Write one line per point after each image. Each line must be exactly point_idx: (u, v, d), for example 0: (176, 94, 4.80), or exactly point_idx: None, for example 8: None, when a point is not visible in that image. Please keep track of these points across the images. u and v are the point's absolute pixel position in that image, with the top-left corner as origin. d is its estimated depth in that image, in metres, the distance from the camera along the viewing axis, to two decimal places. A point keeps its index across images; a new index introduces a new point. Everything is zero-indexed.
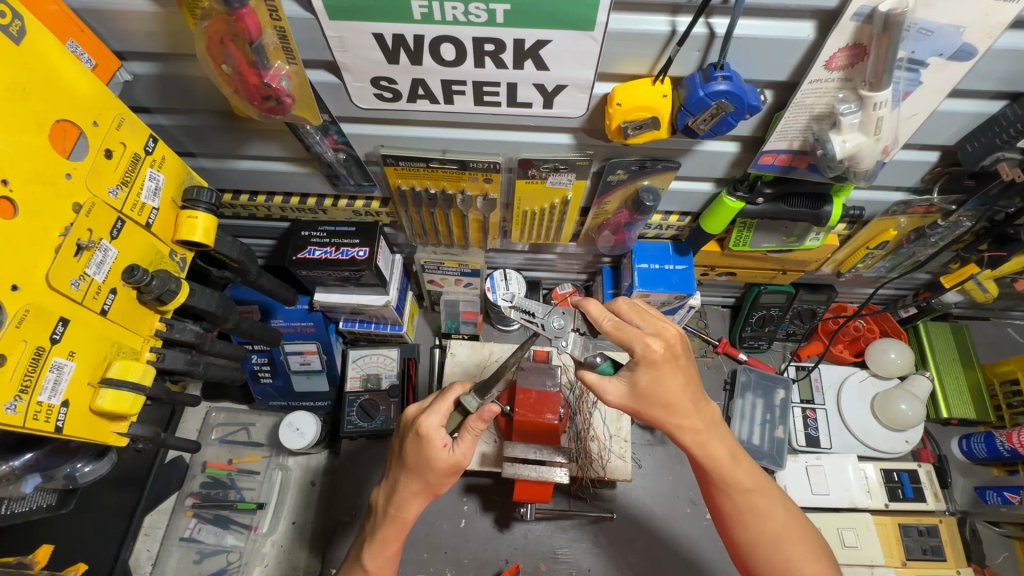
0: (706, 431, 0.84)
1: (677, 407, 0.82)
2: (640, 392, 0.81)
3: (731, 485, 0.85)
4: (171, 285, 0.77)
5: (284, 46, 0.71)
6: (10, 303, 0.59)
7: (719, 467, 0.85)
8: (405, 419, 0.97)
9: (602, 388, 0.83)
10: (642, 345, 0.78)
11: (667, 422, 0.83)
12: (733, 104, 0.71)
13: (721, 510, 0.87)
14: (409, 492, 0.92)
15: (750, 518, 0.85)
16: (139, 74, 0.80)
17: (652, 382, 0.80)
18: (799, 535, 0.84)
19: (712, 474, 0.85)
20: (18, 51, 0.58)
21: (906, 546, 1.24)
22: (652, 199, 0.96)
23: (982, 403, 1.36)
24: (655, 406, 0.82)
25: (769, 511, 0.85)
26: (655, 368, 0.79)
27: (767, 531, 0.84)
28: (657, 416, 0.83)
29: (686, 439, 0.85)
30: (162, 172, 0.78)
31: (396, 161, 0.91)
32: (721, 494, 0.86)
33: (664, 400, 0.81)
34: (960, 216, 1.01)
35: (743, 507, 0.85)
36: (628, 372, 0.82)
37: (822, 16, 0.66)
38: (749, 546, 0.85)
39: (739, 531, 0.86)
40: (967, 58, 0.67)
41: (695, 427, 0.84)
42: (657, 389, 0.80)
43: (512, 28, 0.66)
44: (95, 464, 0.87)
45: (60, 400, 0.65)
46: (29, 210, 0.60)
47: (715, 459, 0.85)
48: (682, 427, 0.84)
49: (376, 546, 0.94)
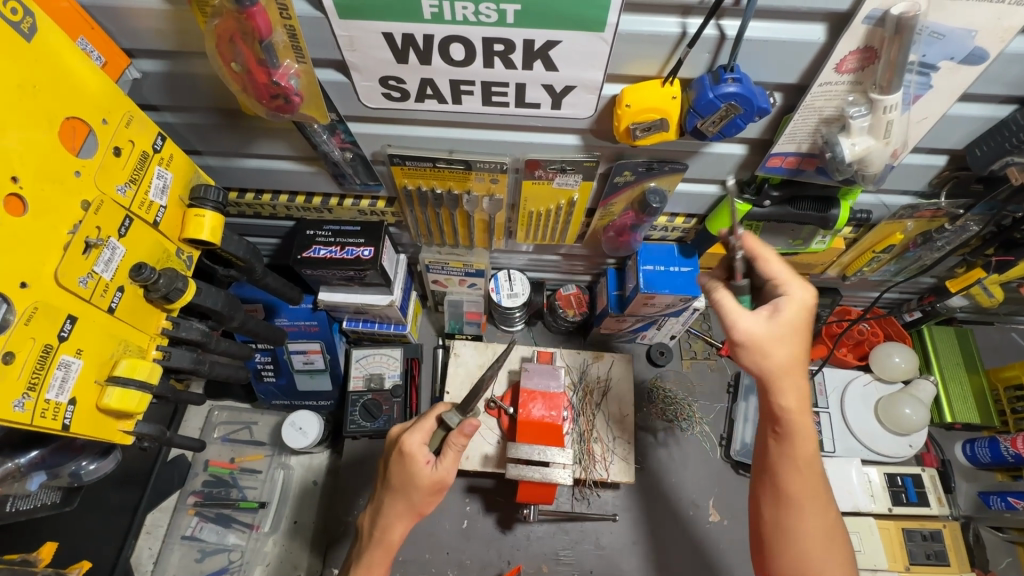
0: (798, 411, 0.82)
1: (797, 360, 0.80)
2: (778, 329, 0.79)
3: (804, 469, 0.83)
4: (178, 283, 0.77)
5: (294, 45, 0.70)
6: (19, 300, 0.59)
7: (804, 446, 0.82)
8: (390, 439, 0.98)
9: (737, 316, 0.80)
10: (797, 287, 0.80)
11: (778, 376, 0.80)
12: (743, 106, 0.70)
13: (780, 489, 0.84)
14: (395, 513, 0.91)
15: (809, 508, 0.82)
16: (147, 72, 0.80)
17: (792, 320, 0.79)
18: (842, 546, 0.82)
19: (792, 449, 0.82)
20: (28, 48, 0.58)
21: (910, 551, 1.23)
22: (659, 200, 0.95)
23: (986, 408, 1.36)
24: (782, 347, 0.79)
25: (826, 511, 0.83)
26: (799, 308, 0.80)
27: (818, 528, 0.82)
28: (770, 365, 0.80)
29: (789, 401, 0.81)
30: (169, 170, 0.78)
31: (403, 161, 0.91)
32: (789, 471, 0.83)
33: (789, 345, 0.79)
34: (967, 220, 1.01)
35: (808, 496, 0.83)
36: (769, 308, 0.80)
37: (833, 19, 0.65)
38: (793, 533, 0.82)
39: (789, 515, 0.83)
40: (978, 62, 0.67)
41: (800, 392, 0.82)
42: (789, 333, 0.79)
43: (522, 28, 0.66)
44: (100, 462, 0.87)
45: (67, 398, 0.65)
46: (38, 207, 0.60)
47: (800, 436, 0.82)
48: (787, 387, 0.81)
49: (360, 574, 0.92)
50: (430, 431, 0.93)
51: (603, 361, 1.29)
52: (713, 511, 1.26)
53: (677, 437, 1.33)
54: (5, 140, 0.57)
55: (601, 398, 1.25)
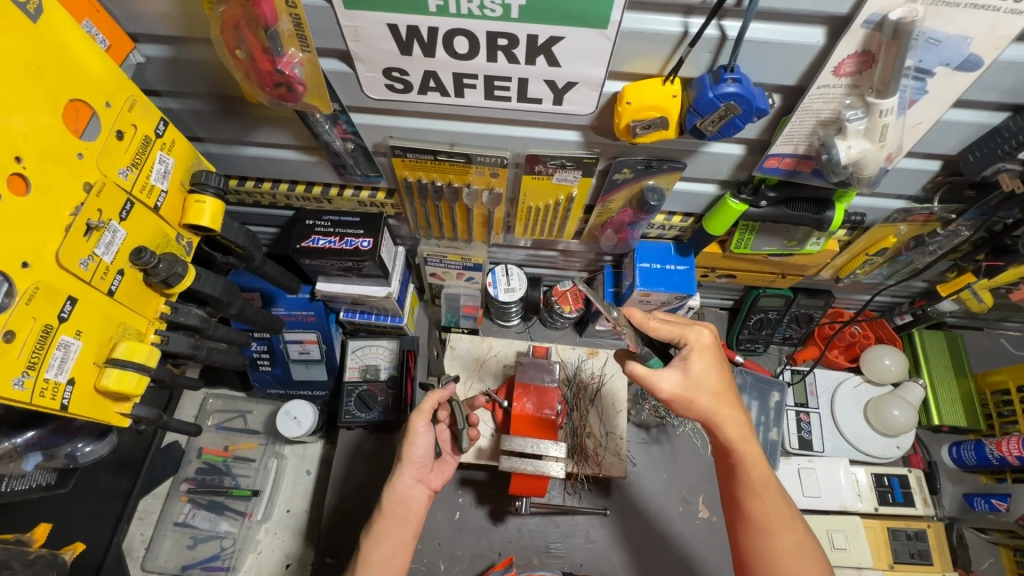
0: (741, 439, 0.86)
1: (725, 394, 0.86)
2: (692, 381, 0.85)
3: (761, 488, 0.86)
4: (178, 268, 0.78)
5: (299, 33, 0.70)
6: (20, 280, 0.59)
7: (756, 468, 0.86)
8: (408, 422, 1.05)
9: (655, 378, 0.85)
10: (696, 333, 0.87)
11: (715, 413, 0.86)
12: (741, 106, 0.71)
13: (746, 516, 0.87)
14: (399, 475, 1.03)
15: (773, 527, 0.85)
16: (151, 57, 0.81)
17: (703, 370, 0.86)
18: (816, 554, 0.84)
19: (746, 475, 0.86)
20: (34, 29, 0.59)
21: (894, 549, 1.25)
22: (657, 199, 0.97)
23: (973, 411, 1.38)
24: (705, 393, 0.85)
25: (792, 523, 0.85)
26: (706, 356, 0.86)
27: (787, 543, 0.84)
28: (707, 406, 0.86)
29: (732, 433, 0.86)
30: (171, 155, 0.78)
31: (405, 153, 0.92)
32: (750, 496, 0.86)
33: (713, 370, 0.86)
34: (959, 226, 1.03)
35: (769, 514, 0.86)
36: (681, 362, 0.86)
37: (832, 22, 0.67)
38: (765, 556, 0.85)
39: (760, 540, 0.86)
40: (973, 69, 0.68)
41: (739, 421, 0.86)
42: (707, 378, 0.86)
43: (526, 23, 0.67)
44: (95, 445, 0.89)
45: (66, 378, 0.65)
46: (40, 187, 0.60)
47: (750, 460, 0.86)
48: (729, 419, 0.86)
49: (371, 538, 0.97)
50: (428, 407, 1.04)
51: (599, 357, 1.30)
52: (702, 507, 1.27)
53: (669, 433, 1.35)
54: (11, 121, 0.57)
55: (595, 393, 1.26)
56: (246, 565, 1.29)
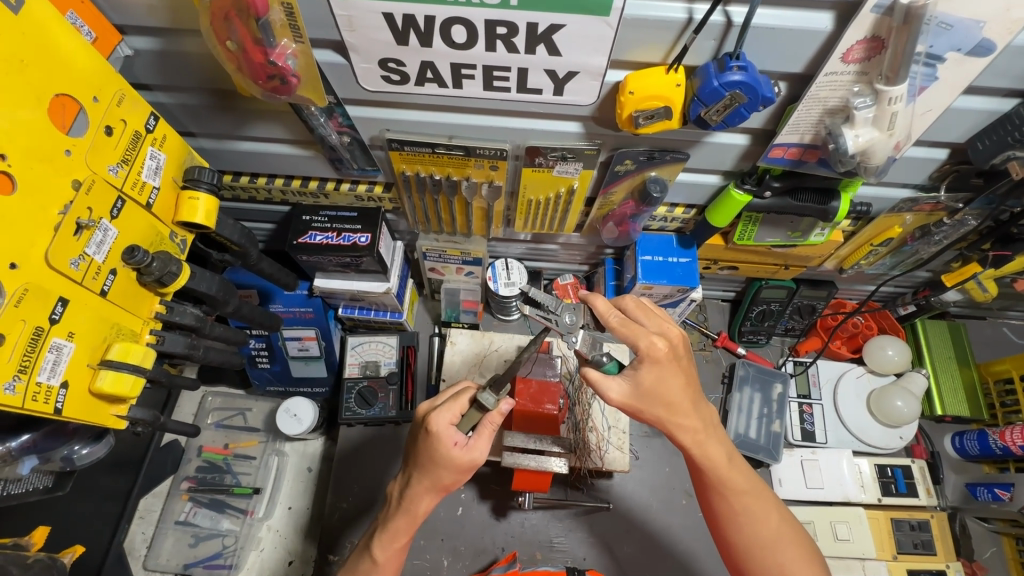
0: (697, 445, 0.84)
1: (679, 405, 0.81)
2: (643, 393, 0.81)
3: (727, 488, 0.85)
4: (171, 267, 0.76)
5: (291, 23, 0.68)
6: (9, 281, 0.58)
7: (717, 469, 0.84)
8: (416, 415, 0.93)
9: (604, 387, 0.81)
10: (647, 342, 0.78)
11: (668, 422, 0.82)
12: (747, 95, 0.70)
13: (716, 513, 0.87)
14: (421, 489, 0.88)
15: (743, 521, 0.85)
16: (139, 50, 0.79)
17: (655, 381, 0.80)
18: (791, 537, 0.84)
19: (709, 476, 0.85)
20: (16, 21, 0.56)
21: (898, 540, 1.25)
22: (660, 190, 0.95)
23: (976, 401, 1.37)
24: (657, 404, 0.81)
25: (762, 514, 0.85)
26: (658, 366, 0.79)
27: (763, 535, 0.84)
28: (659, 417, 0.82)
29: (686, 440, 0.84)
30: (162, 151, 0.76)
31: (402, 146, 0.90)
32: (715, 496, 0.86)
33: (665, 382, 0.80)
34: (965, 215, 1.01)
35: (738, 510, 0.85)
36: (631, 372, 0.81)
37: (841, 7, 0.65)
38: (742, 549, 0.85)
39: (734, 535, 0.86)
40: (985, 54, 0.66)
41: (693, 427, 0.83)
42: (657, 389, 0.80)
43: (526, 11, 0.65)
44: (92, 446, 0.88)
45: (59, 381, 0.64)
46: (27, 185, 0.59)
47: (710, 461, 0.84)
48: (682, 426, 0.83)
49: (385, 537, 0.90)
50: (462, 412, 0.88)
51: None
52: None
53: None
54: None
55: None
56: (248, 562, 1.28)
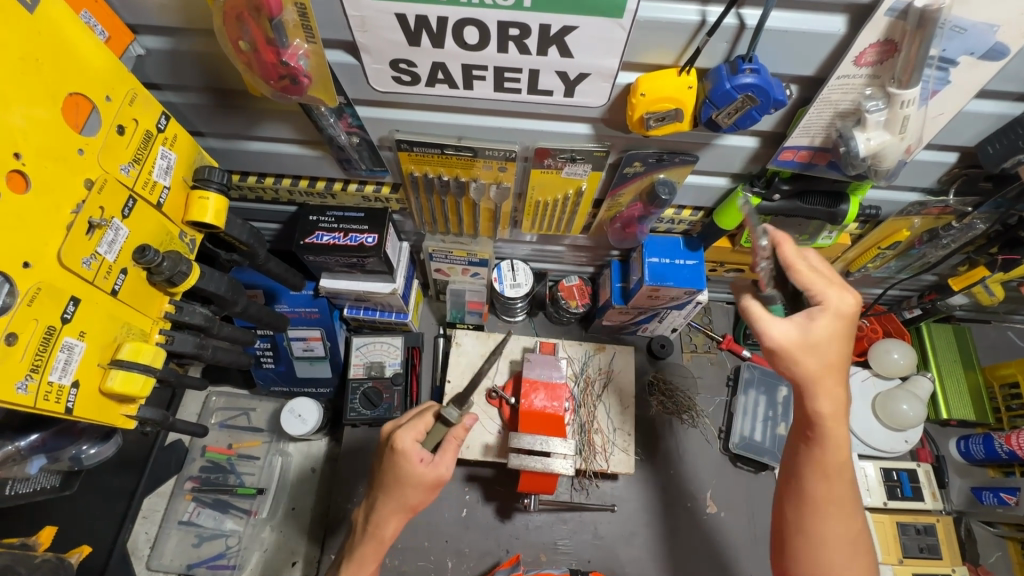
0: (832, 419, 0.74)
1: (833, 369, 0.72)
2: (811, 342, 0.71)
3: (829, 469, 0.76)
4: (182, 267, 0.76)
5: (304, 24, 0.68)
6: (22, 280, 0.57)
7: (836, 448, 0.75)
8: (381, 436, 0.94)
9: (766, 324, 0.73)
10: (839, 295, 0.72)
11: (815, 382, 0.73)
12: (759, 97, 0.70)
13: (802, 493, 0.78)
14: (386, 511, 0.87)
15: (830, 511, 0.76)
16: (151, 49, 0.79)
17: (825, 337, 0.71)
18: (864, 549, 0.77)
19: (822, 454, 0.75)
20: (31, 20, 0.56)
21: (903, 543, 1.25)
22: (668, 191, 0.94)
23: (981, 405, 1.37)
24: (817, 358, 0.72)
25: (851, 515, 0.77)
26: (835, 322, 0.71)
27: (841, 535, 0.76)
28: (811, 373, 0.73)
29: (823, 408, 0.74)
30: (173, 151, 0.76)
31: (410, 147, 0.90)
32: (816, 473, 0.76)
33: (828, 347, 0.72)
34: (974, 218, 1.01)
35: (831, 498, 0.76)
36: (804, 317, 0.72)
37: (855, 10, 0.64)
38: (814, 538, 0.77)
39: (815, 519, 0.77)
40: (998, 58, 0.66)
41: (838, 398, 0.74)
42: (827, 344, 0.71)
43: (540, 12, 0.65)
44: (100, 446, 0.87)
45: (70, 380, 0.64)
46: (40, 184, 0.59)
47: (831, 439, 0.75)
48: (826, 393, 0.73)
49: (353, 565, 0.89)
50: (426, 431, 0.89)
51: (604, 353, 1.28)
52: (710, 502, 1.27)
53: (675, 430, 1.33)
54: (9, 117, 0.55)
55: (602, 390, 1.24)
56: (252, 563, 1.28)
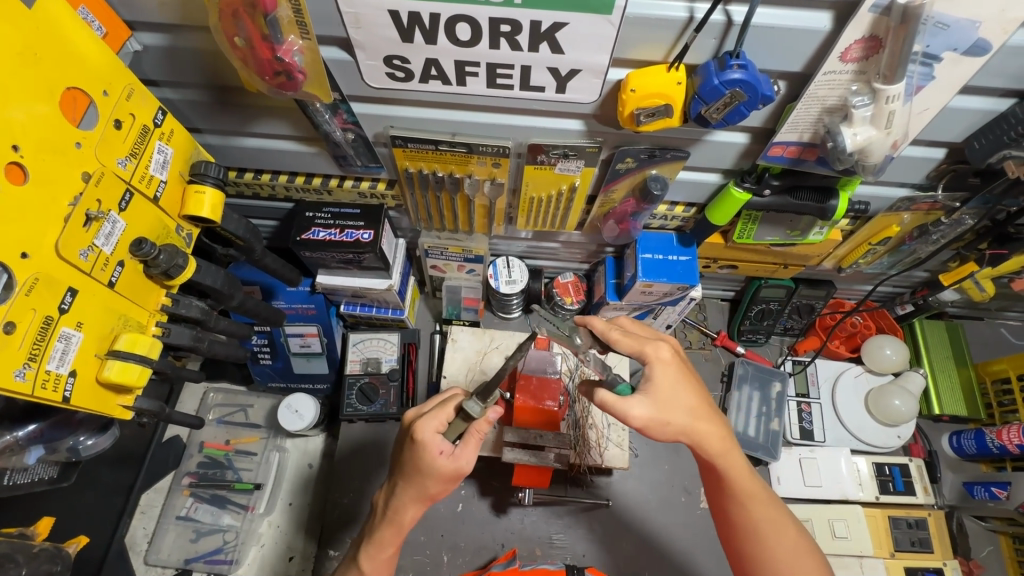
0: (724, 452, 0.85)
1: (699, 411, 0.84)
2: (664, 401, 0.83)
3: (744, 495, 0.85)
4: (178, 260, 0.77)
5: (299, 20, 0.69)
6: (20, 270, 0.58)
7: (741, 480, 0.85)
8: (403, 424, 0.93)
9: (624, 407, 0.81)
10: (654, 347, 0.84)
11: (694, 429, 0.83)
12: (747, 92, 0.71)
13: (734, 522, 0.88)
14: (406, 498, 0.87)
15: (765, 532, 0.85)
16: (148, 46, 0.80)
17: (671, 391, 0.83)
18: (811, 552, 0.83)
19: (733, 487, 0.86)
20: (30, 15, 0.57)
21: (895, 537, 1.26)
22: (660, 188, 0.96)
23: (973, 401, 1.38)
24: (680, 412, 0.83)
25: (782, 528, 0.85)
26: (671, 370, 0.84)
27: (784, 550, 0.84)
28: (685, 424, 0.83)
29: (714, 447, 0.85)
30: (170, 145, 0.77)
31: (405, 143, 0.91)
32: (735, 505, 0.86)
33: (682, 396, 0.83)
34: (963, 214, 1.02)
35: (759, 521, 0.85)
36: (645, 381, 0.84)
37: (840, 6, 0.66)
38: (761, 560, 0.85)
39: (752, 543, 0.86)
40: (981, 54, 0.67)
41: (720, 434, 0.85)
42: (676, 396, 0.83)
43: (530, 9, 0.66)
44: (97, 438, 0.89)
45: (67, 370, 0.65)
46: (38, 177, 0.60)
47: (734, 472, 0.85)
48: (707, 433, 0.84)
49: (372, 548, 0.90)
50: (448, 421, 0.88)
51: None
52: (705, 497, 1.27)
53: None
54: (9, 111, 0.56)
55: None
56: (249, 558, 1.29)
